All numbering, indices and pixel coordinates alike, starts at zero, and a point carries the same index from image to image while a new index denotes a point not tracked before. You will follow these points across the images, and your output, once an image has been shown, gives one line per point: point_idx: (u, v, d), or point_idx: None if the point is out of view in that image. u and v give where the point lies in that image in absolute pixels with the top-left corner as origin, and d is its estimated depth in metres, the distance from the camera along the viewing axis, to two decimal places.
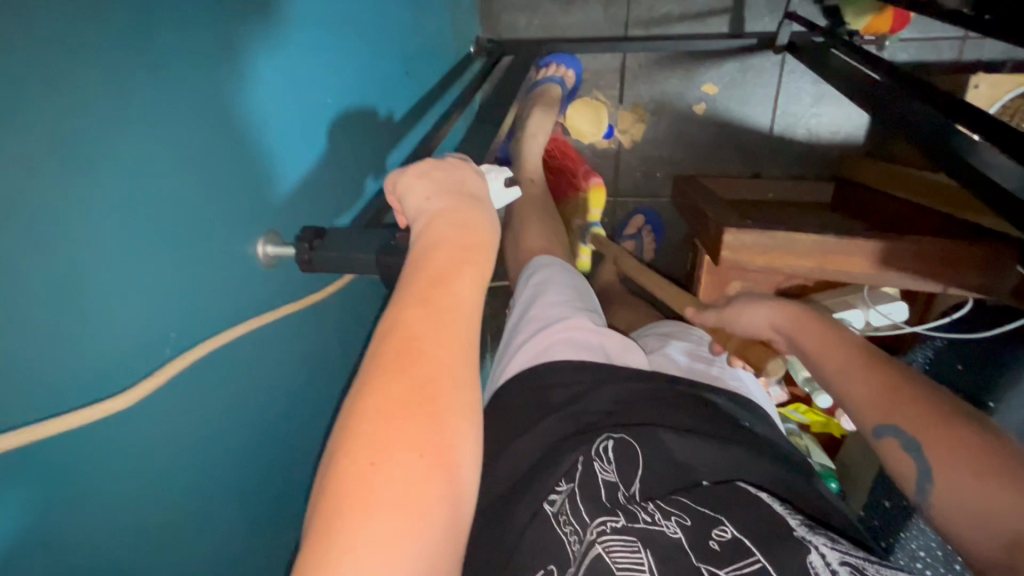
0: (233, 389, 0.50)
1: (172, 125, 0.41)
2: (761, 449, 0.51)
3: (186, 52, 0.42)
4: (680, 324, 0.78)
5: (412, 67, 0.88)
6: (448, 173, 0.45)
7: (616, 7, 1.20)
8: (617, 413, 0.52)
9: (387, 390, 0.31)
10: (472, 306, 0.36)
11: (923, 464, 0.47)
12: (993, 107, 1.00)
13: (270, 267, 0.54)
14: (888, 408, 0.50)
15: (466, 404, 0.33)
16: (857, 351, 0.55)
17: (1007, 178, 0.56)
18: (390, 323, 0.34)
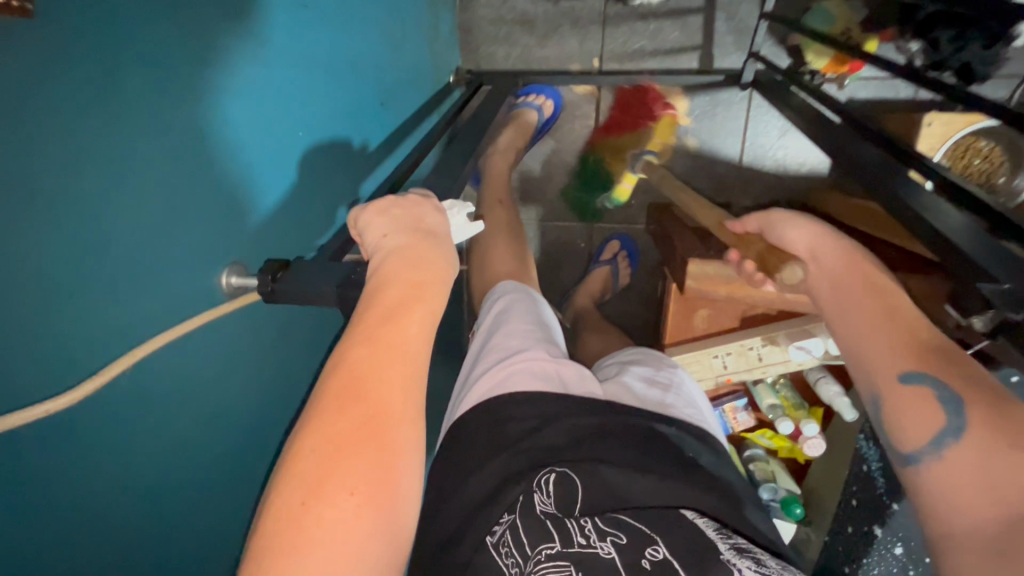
0: (193, 417, 0.50)
1: (139, 166, 0.43)
2: (703, 481, 0.54)
3: (153, 94, 0.44)
4: (647, 349, 0.80)
5: (388, 98, 0.91)
6: (407, 210, 0.46)
7: (591, 41, 1.24)
8: (567, 448, 0.54)
9: (326, 429, 0.33)
10: (419, 345, 0.38)
11: (953, 412, 0.45)
12: (946, 144, 1.05)
13: (236, 298, 0.55)
14: (917, 355, 0.49)
15: (405, 441, 0.35)
16: (885, 294, 0.56)
17: (947, 226, 0.59)
18: (336, 363, 0.36)
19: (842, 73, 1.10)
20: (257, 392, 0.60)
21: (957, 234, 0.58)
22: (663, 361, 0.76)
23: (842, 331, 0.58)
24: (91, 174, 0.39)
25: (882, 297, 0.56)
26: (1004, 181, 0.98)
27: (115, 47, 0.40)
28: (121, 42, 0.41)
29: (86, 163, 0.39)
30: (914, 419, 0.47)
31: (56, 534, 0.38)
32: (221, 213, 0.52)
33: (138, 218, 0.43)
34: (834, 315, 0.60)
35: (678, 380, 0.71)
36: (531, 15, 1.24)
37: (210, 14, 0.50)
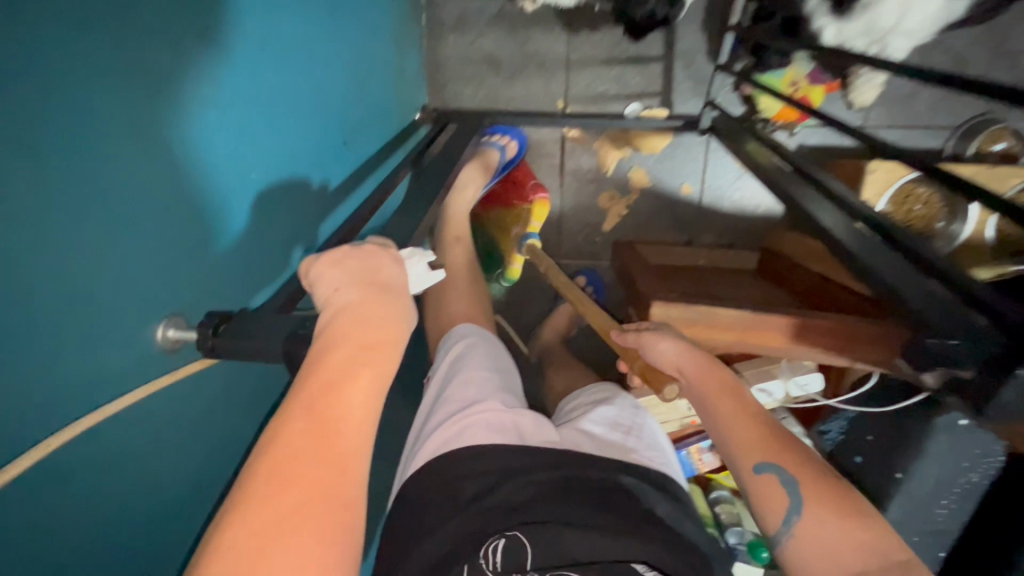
0: (125, 484, 0.46)
1: (69, 218, 0.40)
2: (665, 539, 0.53)
3: (86, 140, 0.41)
4: (613, 389, 0.78)
5: (351, 136, 0.89)
6: (362, 262, 0.44)
7: (555, 84, 1.27)
8: (524, 507, 0.53)
9: (250, 519, 0.31)
10: (364, 415, 0.37)
11: (795, 499, 0.52)
12: (889, 190, 1.10)
13: (174, 351, 0.51)
14: (775, 448, 0.55)
15: (338, 527, 0.33)
16: (734, 390, 0.60)
17: (889, 270, 0.60)
18: (268, 442, 0.34)
19: (792, 122, 1.16)
20: (202, 450, 0.56)
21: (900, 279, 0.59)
22: (627, 400, 0.75)
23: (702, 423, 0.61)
24: (20, 227, 0.36)
25: (740, 398, 0.59)
26: (943, 227, 1.07)
27: (54, 92, 0.38)
28: (63, 88, 0.39)
29: (15, 214, 0.36)
30: (771, 504, 0.53)
31: None
32: (164, 263, 0.49)
33: (77, 275, 0.41)
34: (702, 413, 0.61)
35: (641, 421, 0.70)
36: (497, 56, 1.27)
37: (161, 55, 0.48)
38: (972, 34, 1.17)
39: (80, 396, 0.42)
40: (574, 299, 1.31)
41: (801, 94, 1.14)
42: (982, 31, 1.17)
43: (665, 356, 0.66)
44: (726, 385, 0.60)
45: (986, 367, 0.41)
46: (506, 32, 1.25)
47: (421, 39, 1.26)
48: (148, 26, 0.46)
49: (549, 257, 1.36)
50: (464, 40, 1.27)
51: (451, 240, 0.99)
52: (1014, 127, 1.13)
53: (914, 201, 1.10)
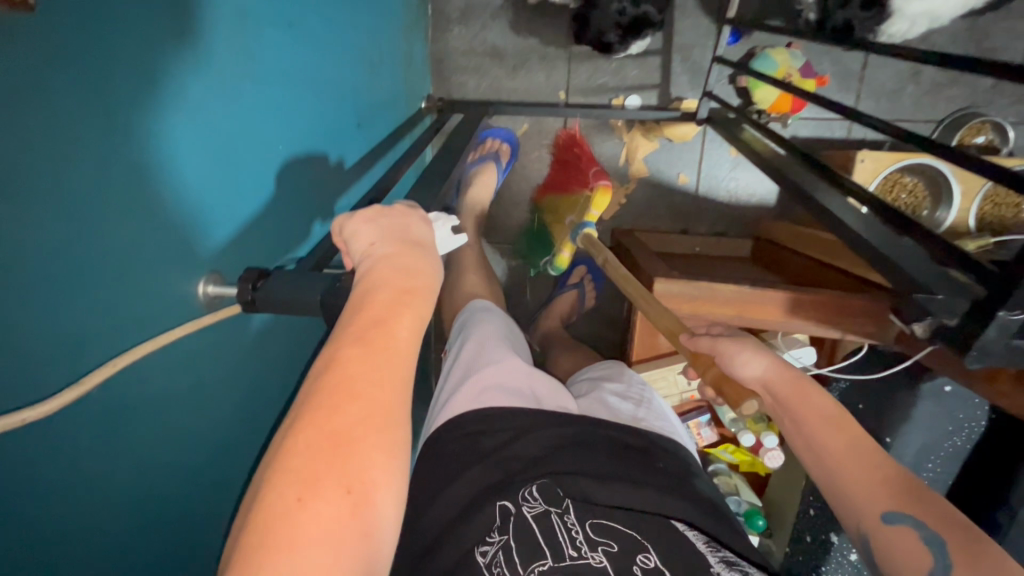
0: (163, 429, 0.49)
1: (117, 169, 0.42)
2: (674, 490, 0.56)
3: (130, 95, 0.43)
4: (620, 366, 0.83)
5: (364, 117, 0.92)
6: (394, 220, 0.47)
7: (557, 75, 1.31)
8: (543, 459, 0.56)
9: (322, 425, 0.33)
10: (412, 346, 0.39)
11: (942, 560, 0.48)
12: (877, 179, 1.15)
13: (213, 308, 0.55)
14: (905, 499, 0.52)
15: (397, 440, 0.36)
16: (846, 427, 0.57)
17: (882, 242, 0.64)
18: (327, 363, 0.36)
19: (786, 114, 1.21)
20: (230, 408, 0.59)
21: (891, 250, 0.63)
22: (633, 375, 0.79)
23: (813, 466, 0.58)
24: (80, 176, 0.39)
25: (849, 428, 0.57)
26: (927, 214, 1.13)
27: (111, 54, 0.41)
28: (117, 48, 0.41)
29: (77, 166, 0.39)
30: (905, 562, 0.50)
31: (25, 551, 0.37)
32: (198, 223, 0.52)
33: (126, 227, 0.44)
34: (798, 442, 0.59)
35: (649, 394, 0.74)
36: (501, 48, 1.30)
37: (199, 25, 0.50)
38: (955, 33, 1.23)
39: (129, 342, 0.45)
40: (575, 286, 1.34)
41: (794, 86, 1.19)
42: (964, 28, 1.22)
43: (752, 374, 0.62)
44: (833, 415, 0.58)
45: (970, 315, 0.45)
46: (510, 24, 1.29)
47: (427, 30, 1.29)
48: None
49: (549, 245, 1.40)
50: (468, 32, 1.30)
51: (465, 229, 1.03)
52: (994, 121, 1.18)
53: (901, 190, 1.16)
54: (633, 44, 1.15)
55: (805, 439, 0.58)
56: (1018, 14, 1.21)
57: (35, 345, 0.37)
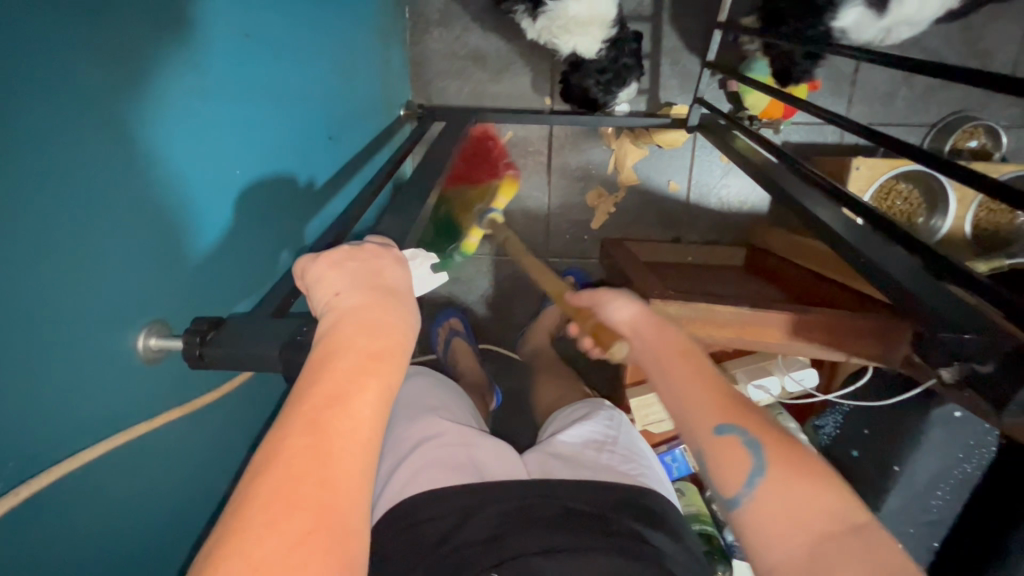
0: (97, 506, 0.42)
1: (19, 212, 0.35)
2: (645, 556, 0.52)
3: (34, 126, 0.36)
4: (597, 403, 0.81)
5: (337, 131, 0.86)
6: (363, 263, 0.41)
7: (543, 79, 1.25)
8: (495, 539, 0.52)
9: (252, 551, 0.28)
10: (375, 429, 0.33)
11: (755, 459, 0.50)
12: (872, 186, 1.12)
13: (157, 361, 0.48)
14: (730, 411, 0.53)
15: (349, 556, 0.30)
16: (693, 360, 0.58)
17: (896, 265, 0.60)
18: (271, 457, 0.30)
19: (777, 119, 1.17)
20: (182, 468, 0.53)
21: (904, 272, 0.59)
22: (602, 414, 0.77)
23: (660, 395, 0.58)
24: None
25: (695, 362, 0.57)
26: (922, 221, 1.11)
27: (13, 81, 0.34)
28: (19, 70, 0.35)
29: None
30: (728, 465, 0.50)
31: None
32: (138, 266, 0.45)
33: (41, 285, 0.37)
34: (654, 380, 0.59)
35: (614, 437, 0.72)
36: (483, 52, 1.24)
37: (132, 40, 0.44)
38: (947, 34, 1.20)
39: (52, 413, 0.39)
40: (564, 300, 1.29)
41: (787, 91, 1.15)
42: (957, 30, 1.20)
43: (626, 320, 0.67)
44: (682, 350, 0.59)
45: (1009, 362, 0.40)
46: (492, 27, 1.23)
47: (405, 34, 1.23)
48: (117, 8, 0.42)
49: (536, 256, 1.35)
50: (449, 35, 1.24)
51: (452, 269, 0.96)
52: (988, 125, 1.16)
53: (895, 197, 1.13)
54: (619, 93, 1.15)
55: (662, 374, 0.58)
56: (1011, 16, 1.19)
57: None
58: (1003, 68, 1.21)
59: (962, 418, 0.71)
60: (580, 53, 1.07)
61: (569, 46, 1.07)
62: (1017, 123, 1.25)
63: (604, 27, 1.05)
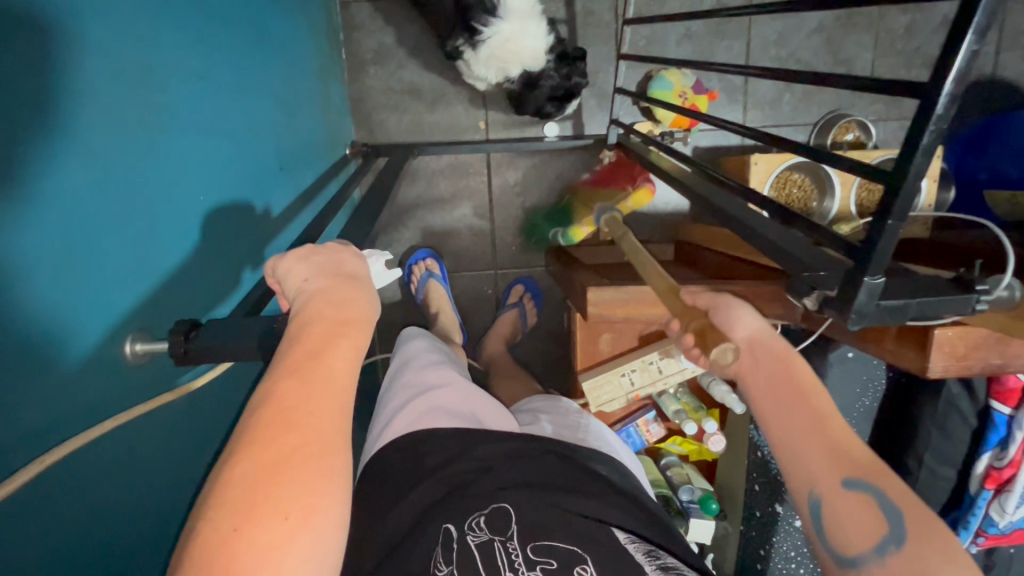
0: (98, 495, 0.47)
1: (42, 219, 0.43)
2: (614, 498, 0.65)
3: (44, 151, 0.43)
4: (553, 399, 0.90)
5: (286, 164, 0.93)
6: (326, 256, 0.49)
7: (476, 106, 1.37)
8: (489, 472, 0.64)
9: (256, 456, 0.35)
10: (350, 376, 0.41)
11: (891, 521, 0.51)
12: (770, 177, 1.28)
13: (143, 367, 0.54)
14: (854, 465, 0.54)
15: (334, 466, 0.37)
16: (816, 405, 0.58)
17: (771, 229, 0.73)
18: (265, 396, 0.38)
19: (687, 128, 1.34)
20: (170, 468, 0.57)
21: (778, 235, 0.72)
22: (563, 406, 0.87)
23: (776, 440, 0.60)
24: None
25: (811, 409, 0.58)
26: (817, 205, 1.27)
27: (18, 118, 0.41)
28: (27, 107, 0.42)
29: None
30: (854, 523, 0.52)
31: None
32: (121, 276, 0.51)
33: (42, 293, 0.42)
34: (774, 429, 0.60)
35: (584, 420, 0.83)
36: (419, 85, 1.35)
37: (109, 86, 0.51)
38: (813, 48, 1.41)
39: (50, 405, 0.43)
40: (515, 306, 1.39)
41: (690, 103, 1.31)
42: (821, 43, 1.42)
43: (743, 332, 0.64)
44: (803, 398, 0.59)
45: (845, 285, 0.52)
46: (425, 63, 1.34)
47: (343, 73, 1.32)
48: (86, 61, 0.48)
49: (486, 269, 1.45)
50: (385, 71, 1.34)
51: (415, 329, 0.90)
52: (859, 119, 1.36)
53: (790, 184, 1.29)
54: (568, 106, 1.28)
55: (779, 412, 0.59)
56: (862, 29, 1.41)
57: None
58: (863, 72, 1.44)
59: (856, 356, 0.84)
60: (531, 70, 1.15)
61: (519, 67, 1.13)
62: (881, 117, 1.46)
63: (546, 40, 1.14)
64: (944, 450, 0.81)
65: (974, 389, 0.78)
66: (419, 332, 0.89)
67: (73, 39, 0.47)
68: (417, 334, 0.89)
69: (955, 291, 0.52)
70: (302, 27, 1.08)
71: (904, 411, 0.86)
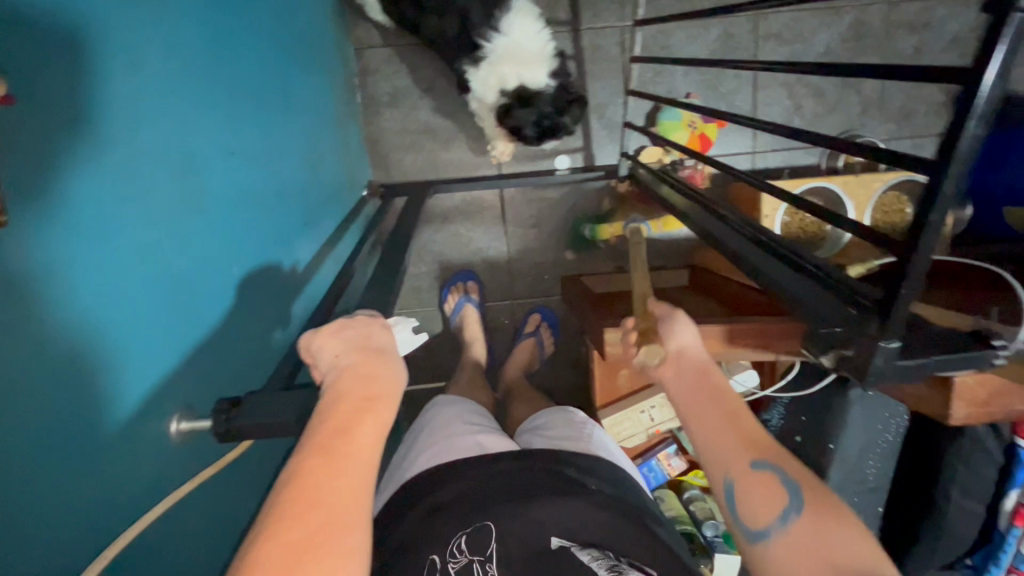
0: (151, 568, 0.49)
1: (105, 249, 0.48)
2: (598, 501, 0.66)
3: (102, 197, 0.48)
4: (561, 409, 0.90)
5: (310, 216, 0.97)
6: (356, 332, 0.51)
7: (488, 143, 1.40)
8: (471, 492, 0.66)
9: (283, 536, 0.38)
10: (372, 453, 0.45)
11: (793, 496, 0.54)
12: (780, 209, 1.26)
13: (186, 441, 0.57)
14: (759, 447, 0.58)
15: (353, 542, 0.40)
16: (724, 393, 0.63)
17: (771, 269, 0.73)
18: (291, 475, 0.41)
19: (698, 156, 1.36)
20: (215, 531, 0.59)
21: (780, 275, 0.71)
22: (571, 415, 0.87)
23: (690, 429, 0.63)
24: (38, 312, 0.41)
25: (727, 404, 0.62)
26: (829, 229, 1.26)
27: (79, 186, 0.46)
28: (90, 172, 0.47)
29: (35, 321, 0.40)
30: (762, 506, 0.54)
31: None
32: (158, 350, 0.54)
33: (97, 383, 0.46)
34: (692, 420, 0.63)
35: (589, 425, 0.83)
36: (432, 125, 1.38)
37: (153, 154, 0.56)
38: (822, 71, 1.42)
39: (103, 487, 0.46)
40: (533, 335, 1.40)
41: (699, 132, 1.34)
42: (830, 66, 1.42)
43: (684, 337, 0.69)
44: (718, 392, 0.63)
45: (857, 345, 0.53)
46: (438, 103, 1.37)
47: (360, 117, 1.36)
48: (126, 113, 0.53)
49: (503, 300, 1.47)
50: (399, 113, 1.38)
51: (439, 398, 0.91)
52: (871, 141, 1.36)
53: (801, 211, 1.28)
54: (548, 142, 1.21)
55: (694, 400, 0.63)
56: (872, 51, 1.42)
57: (28, 508, 0.39)
58: (873, 92, 1.44)
59: (874, 396, 0.83)
60: (529, 87, 1.13)
61: (516, 80, 1.13)
62: (893, 137, 1.46)
63: (547, 64, 1.14)
64: (972, 485, 0.81)
65: (999, 428, 0.77)
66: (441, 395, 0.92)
67: (119, 123, 0.52)
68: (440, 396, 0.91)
69: (972, 348, 0.53)
70: (319, 79, 1.12)
71: (927, 447, 0.86)
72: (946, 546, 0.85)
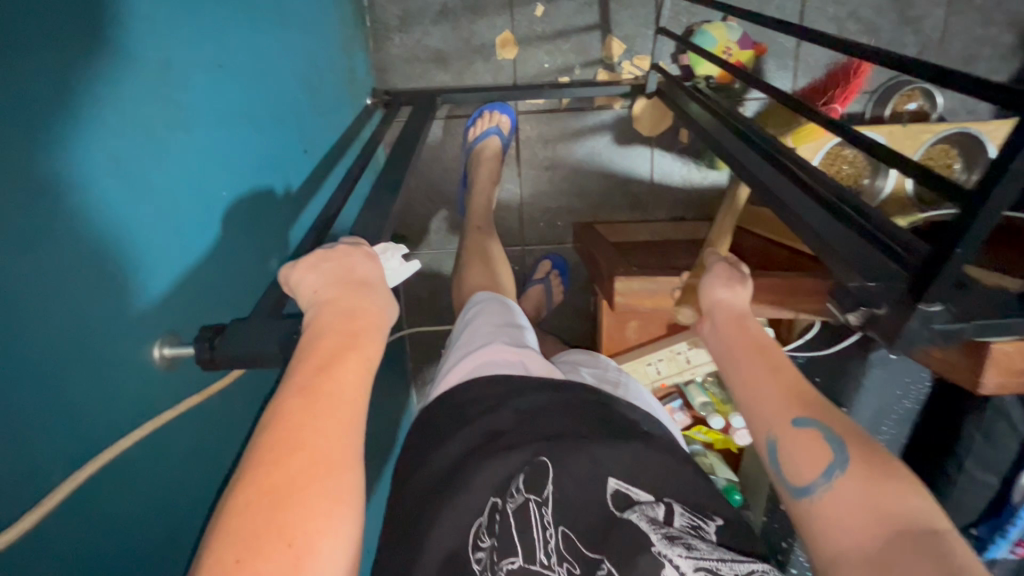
0: (134, 493, 0.49)
1: (72, 139, 0.44)
2: (663, 446, 0.60)
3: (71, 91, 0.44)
4: (597, 355, 0.88)
5: (311, 145, 0.91)
6: (337, 263, 0.48)
7: (505, 75, 1.31)
8: (527, 421, 0.60)
9: (260, 480, 0.36)
10: (359, 389, 0.42)
11: (837, 450, 0.49)
12: (819, 153, 1.16)
13: (172, 367, 0.55)
14: (810, 406, 0.53)
15: (344, 484, 0.38)
16: (769, 353, 0.60)
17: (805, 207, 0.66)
18: (272, 417, 0.39)
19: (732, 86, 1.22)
20: (203, 460, 0.59)
21: (812, 213, 0.64)
22: (604, 362, 0.85)
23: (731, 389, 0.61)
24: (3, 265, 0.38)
25: (765, 362, 0.59)
26: (869, 182, 1.16)
27: (38, 89, 0.41)
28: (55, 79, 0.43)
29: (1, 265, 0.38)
30: (804, 460, 0.50)
31: None
32: (140, 276, 0.51)
33: (73, 316, 0.43)
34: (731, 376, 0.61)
35: (621, 376, 0.80)
36: (444, 52, 1.29)
37: (132, 57, 0.51)
38: (879, 4, 1.28)
39: (83, 412, 0.44)
40: (542, 281, 1.35)
41: (734, 60, 1.22)
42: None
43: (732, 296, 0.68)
44: (760, 350, 0.61)
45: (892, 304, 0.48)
46: (452, 28, 1.28)
47: (367, 41, 1.27)
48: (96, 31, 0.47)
49: (514, 245, 1.43)
50: (410, 39, 1.28)
51: (484, 295, 0.86)
52: (924, 87, 1.24)
53: (841, 160, 1.17)
54: None
55: (732, 356, 0.62)
56: None
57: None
58: (934, 31, 1.29)
59: (898, 359, 0.79)
60: None
61: None
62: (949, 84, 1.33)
63: None
64: (989, 458, 0.77)
65: None
66: (488, 295, 0.86)
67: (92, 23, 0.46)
68: (485, 295, 0.86)
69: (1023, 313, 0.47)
70: None
71: (946, 416, 0.82)
72: (951, 514, 0.83)
